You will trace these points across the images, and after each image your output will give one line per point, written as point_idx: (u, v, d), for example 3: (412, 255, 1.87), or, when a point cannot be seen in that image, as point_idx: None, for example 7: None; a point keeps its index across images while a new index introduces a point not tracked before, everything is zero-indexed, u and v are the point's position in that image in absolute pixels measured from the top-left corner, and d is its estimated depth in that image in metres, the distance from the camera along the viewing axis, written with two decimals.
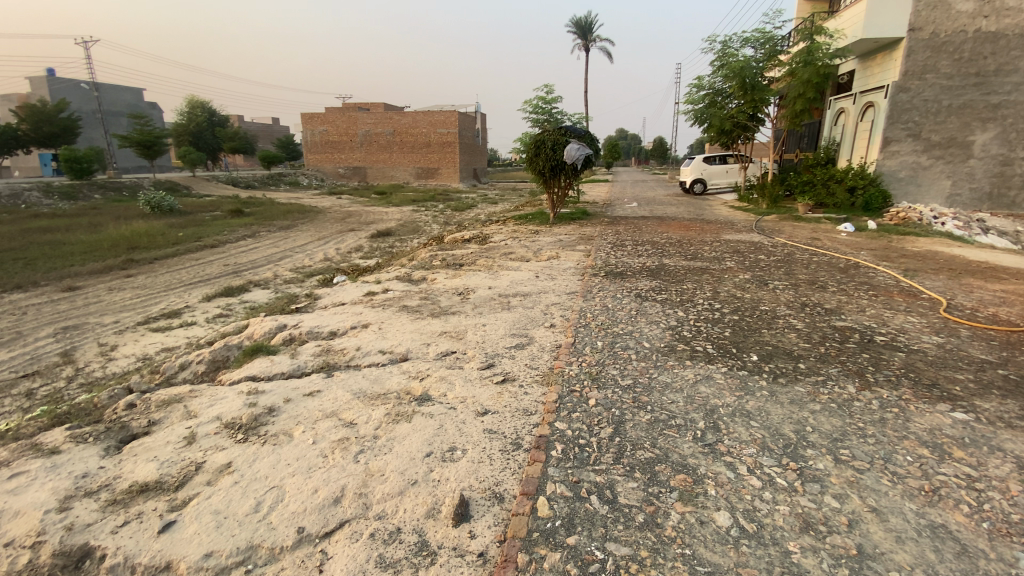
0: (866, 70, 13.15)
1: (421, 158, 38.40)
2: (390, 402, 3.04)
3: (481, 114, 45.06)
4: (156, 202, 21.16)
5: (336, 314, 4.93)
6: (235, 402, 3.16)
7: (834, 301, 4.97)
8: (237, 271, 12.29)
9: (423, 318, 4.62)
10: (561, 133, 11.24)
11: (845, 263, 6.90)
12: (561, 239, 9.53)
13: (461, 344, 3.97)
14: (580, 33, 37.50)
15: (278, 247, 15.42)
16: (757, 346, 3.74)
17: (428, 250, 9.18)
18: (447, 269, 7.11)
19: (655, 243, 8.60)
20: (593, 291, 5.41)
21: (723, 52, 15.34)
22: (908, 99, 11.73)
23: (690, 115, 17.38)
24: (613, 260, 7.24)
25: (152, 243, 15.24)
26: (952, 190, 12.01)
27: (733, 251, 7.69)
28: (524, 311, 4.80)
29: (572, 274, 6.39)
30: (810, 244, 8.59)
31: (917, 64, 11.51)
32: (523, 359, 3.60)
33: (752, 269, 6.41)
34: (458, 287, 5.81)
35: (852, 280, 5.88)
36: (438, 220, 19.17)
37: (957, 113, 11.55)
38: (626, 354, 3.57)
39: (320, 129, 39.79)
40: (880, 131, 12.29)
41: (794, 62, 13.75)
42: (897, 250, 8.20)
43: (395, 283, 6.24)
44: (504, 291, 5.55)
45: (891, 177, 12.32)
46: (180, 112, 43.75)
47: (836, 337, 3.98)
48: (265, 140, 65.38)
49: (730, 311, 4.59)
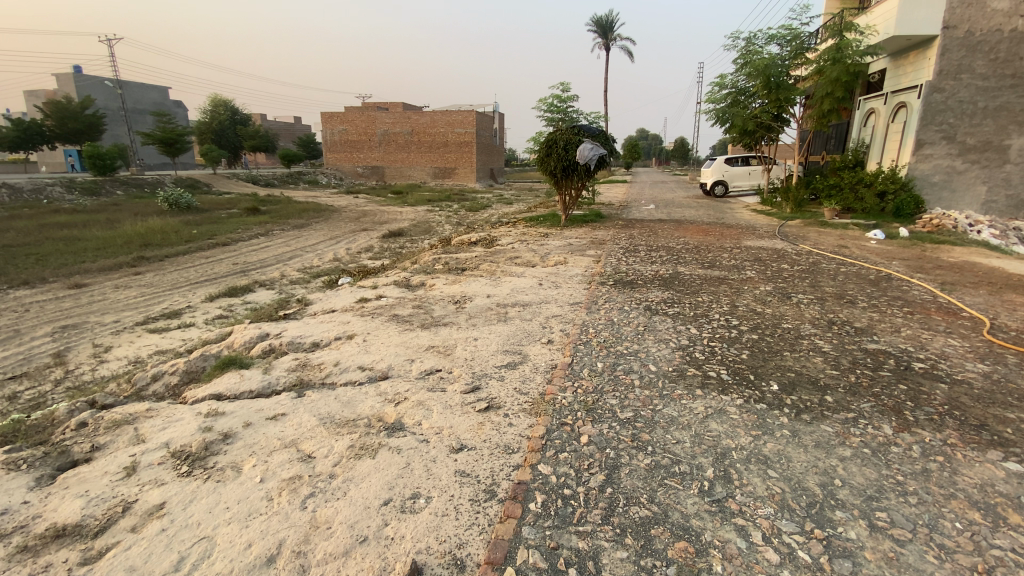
0: (899, 68, 12.46)
1: (438, 157, 38.24)
2: (355, 432, 2.70)
3: (499, 114, 44.72)
4: (174, 199, 21.35)
5: (323, 323, 4.63)
6: (189, 426, 2.88)
7: (862, 318, 4.50)
8: (244, 270, 12.18)
9: (412, 329, 4.30)
10: (573, 133, 10.86)
11: (876, 274, 6.38)
12: (571, 242, 9.14)
13: (446, 361, 3.63)
14: (600, 32, 36.92)
15: (289, 246, 15.30)
16: (779, 372, 3.31)
17: (433, 252, 8.88)
18: (448, 274, 6.80)
19: (669, 248, 8.15)
20: (599, 302, 5.02)
21: (746, 49, 14.77)
22: (943, 99, 11.04)
23: (711, 115, 16.80)
24: (624, 267, 6.84)
25: (165, 240, 15.29)
26: (989, 197, 11.28)
27: (753, 259, 7.22)
28: (521, 324, 4.44)
29: (579, 282, 6.01)
30: (837, 253, 8.05)
31: (952, 63, 10.83)
32: (512, 382, 3.24)
33: (774, 280, 5.94)
34: (455, 295, 5.47)
35: (883, 294, 5.38)
36: (451, 220, 18.91)
37: (993, 116, 10.85)
38: (628, 380, 3.19)
39: (339, 128, 39.91)
40: (912, 133, 11.60)
41: (821, 60, 13.10)
42: (932, 260, 7.63)
43: (391, 289, 5.94)
44: (503, 300, 5.20)
45: (924, 182, 11.62)
46: (203, 111, 44.44)
47: (866, 362, 3.53)
48: (286, 138, 66.18)
49: (748, 329, 4.16)
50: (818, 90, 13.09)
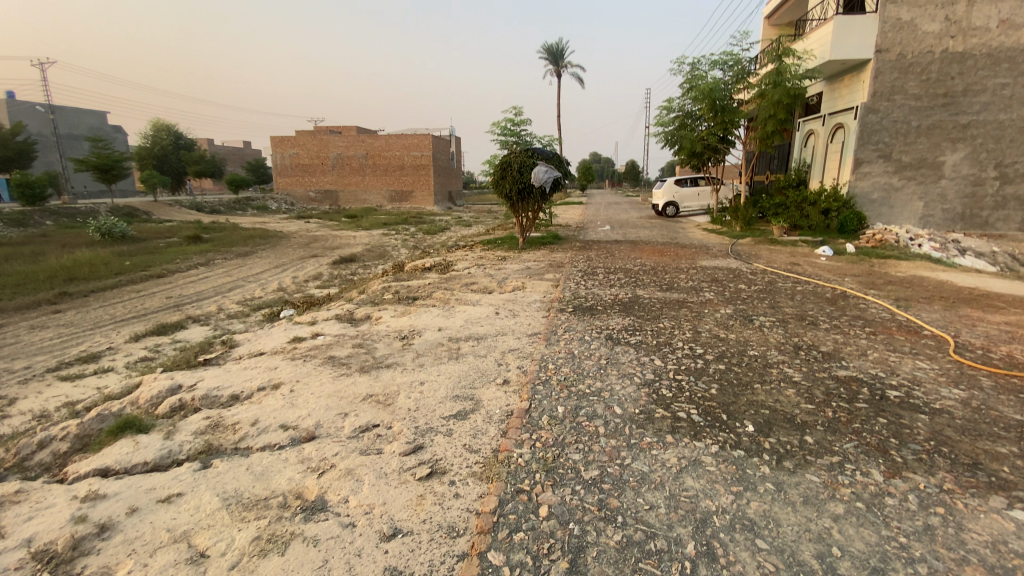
0: (834, 92, 13.10)
1: (394, 181, 37.66)
2: (265, 518, 2.20)
3: (455, 137, 44.73)
4: (106, 228, 19.83)
5: (247, 371, 4.07)
6: (58, 514, 2.27)
7: (828, 341, 4.35)
8: (179, 304, 11.22)
9: (348, 374, 3.81)
10: (528, 155, 10.70)
11: (832, 292, 6.37)
12: (529, 266, 8.84)
13: (386, 414, 3.17)
14: (552, 58, 37.76)
15: (231, 277, 14.34)
16: (752, 409, 3.05)
17: (383, 280, 8.37)
18: (398, 305, 6.33)
19: (628, 270, 7.97)
20: (558, 333, 4.68)
21: (692, 73, 15.22)
22: (878, 120, 11.59)
23: (661, 137, 17.13)
24: (583, 291, 6.56)
25: (92, 272, 14.01)
26: (924, 212, 11.84)
27: (712, 279, 7.11)
28: (473, 361, 4.02)
29: (536, 310, 5.66)
30: (790, 270, 8.09)
31: (885, 85, 11.42)
32: (461, 438, 2.82)
33: (735, 301, 5.79)
34: (402, 329, 5.00)
35: (843, 313, 5.30)
36: (406, 245, 18.40)
37: (926, 133, 11.43)
38: (591, 427, 2.82)
39: (290, 151, 38.74)
40: (851, 152, 12.11)
41: (762, 84, 13.59)
42: (881, 275, 7.77)
43: (332, 325, 5.40)
44: (455, 333, 4.77)
45: (864, 199, 12.11)
46: (144, 136, 42.40)
47: (840, 392, 3.32)
48: (233, 163, 63.90)
49: (715, 358, 3.90)
50: (761, 112, 13.53)
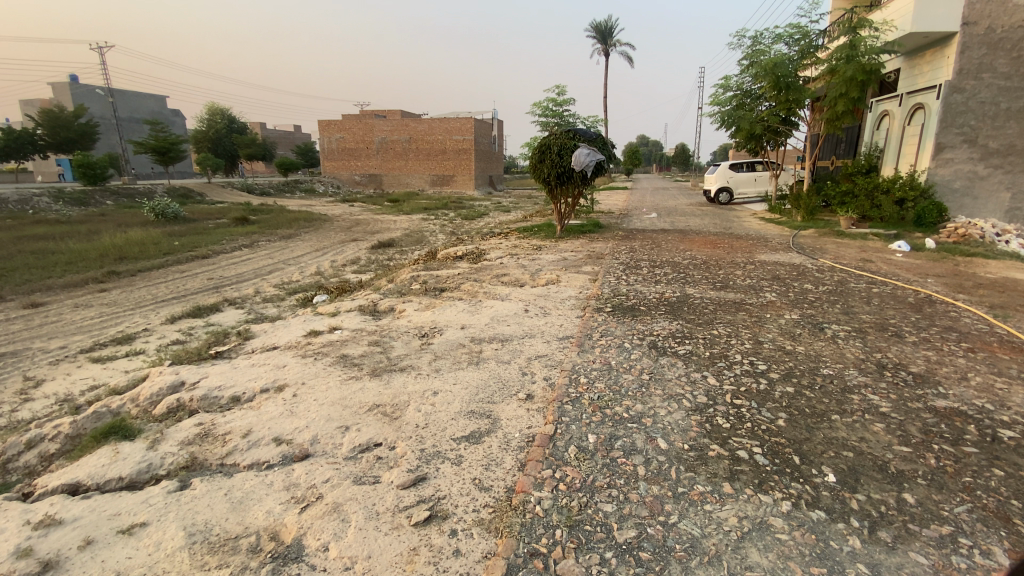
0: (915, 68, 11.73)
1: (436, 165, 37.51)
2: (227, 567, 1.84)
3: (498, 121, 44.10)
4: (160, 209, 20.56)
5: (254, 368, 3.80)
6: (3, 545, 2.03)
7: (917, 361, 3.63)
8: (218, 286, 11.35)
9: (356, 378, 3.44)
10: (569, 137, 10.08)
11: (916, 296, 5.51)
12: (566, 257, 8.30)
13: (390, 430, 2.76)
14: (600, 37, 36.31)
15: (272, 259, 14.48)
16: (828, 452, 2.47)
17: (413, 269, 8.03)
18: (424, 296, 5.97)
19: (676, 264, 7.30)
20: (593, 337, 4.16)
21: (753, 48, 14.06)
22: (964, 100, 10.25)
23: (716, 119, 15.98)
24: (624, 287, 5.99)
25: (142, 252, 14.49)
26: (1017, 203, 10.43)
27: (771, 277, 6.38)
28: (495, 368, 3.57)
29: (571, 308, 5.15)
30: (861, 268, 7.21)
31: (972, 62, 10.07)
32: (471, 468, 2.39)
33: (799, 305, 5.08)
34: (423, 325, 4.60)
35: (932, 324, 4.51)
36: (445, 230, 18.13)
37: (1018, 116, 10.03)
38: (629, 467, 2.33)
39: (336, 135, 39.31)
40: (931, 136, 10.80)
41: (832, 59, 12.25)
42: (970, 276, 6.78)
43: (352, 317, 5.09)
44: (479, 333, 4.33)
45: (945, 188, 10.80)
46: (200, 120, 44.08)
47: (942, 431, 2.66)
48: (285, 146, 65.69)
49: (779, 379, 3.31)
50: (830, 91, 12.23)
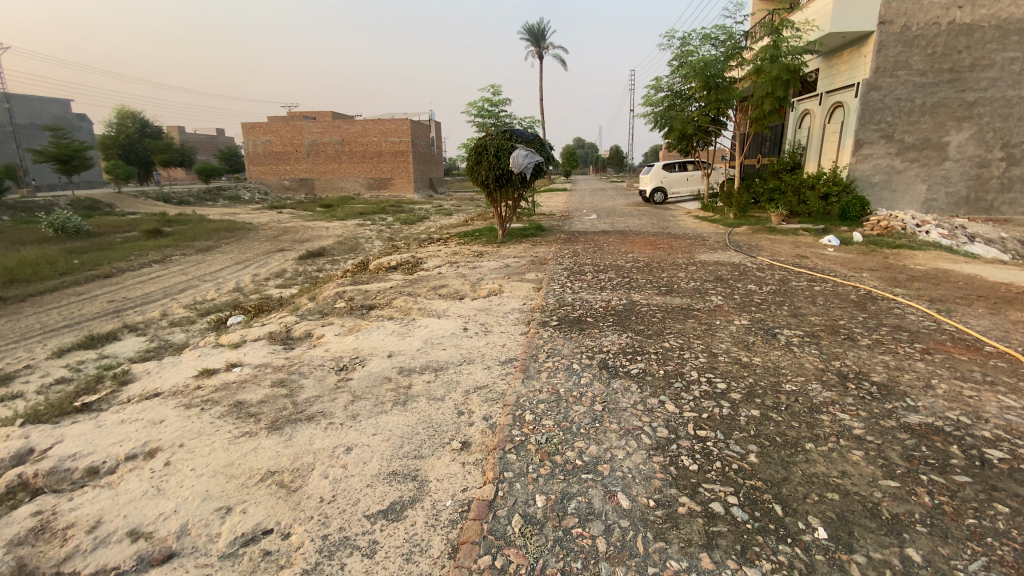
0: (832, 68, 12.27)
1: (372, 168, 36.12)
2: None
3: (435, 123, 43.23)
4: (56, 222, 18.23)
5: (122, 426, 3.03)
6: None
7: (878, 369, 3.44)
8: (119, 309, 9.97)
9: (250, 436, 2.78)
10: (505, 137, 9.66)
11: (857, 293, 5.48)
12: (508, 264, 7.84)
13: (286, 510, 2.18)
14: (533, 39, 36.37)
15: (186, 275, 13.06)
16: (815, 496, 2.13)
17: (341, 283, 7.28)
18: (350, 316, 5.30)
19: (620, 268, 7.00)
20: (539, 359, 3.68)
21: (682, 49, 14.22)
22: (880, 98, 10.77)
23: (649, 119, 16.09)
24: (569, 296, 5.59)
25: (30, 272, 12.64)
26: (928, 195, 11.08)
27: (716, 278, 6.23)
28: (425, 408, 3.02)
29: (513, 323, 4.66)
30: (799, 264, 7.23)
31: (888, 60, 10.57)
32: (390, 564, 1.84)
33: (747, 309, 4.86)
34: (344, 355, 3.96)
35: (880, 323, 4.40)
36: (381, 236, 17.22)
37: (930, 112, 10.64)
38: (586, 541, 1.87)
39: (262, 139, 36.91)
40: (851, 133, 11.29)
41: (757, 60, 12.57)
42: (900, 269, 6.95)
43: (260, 348, 4.36)
44: (409, 360, 3.75)
45: (865, 182, 11.31)
46: (106, 123, 40.18)
47: (924, 457, 2.41)
48: (205, 151, 61.26)
49: (742, 400, 2.96)
50: (757, 90, 12.53)
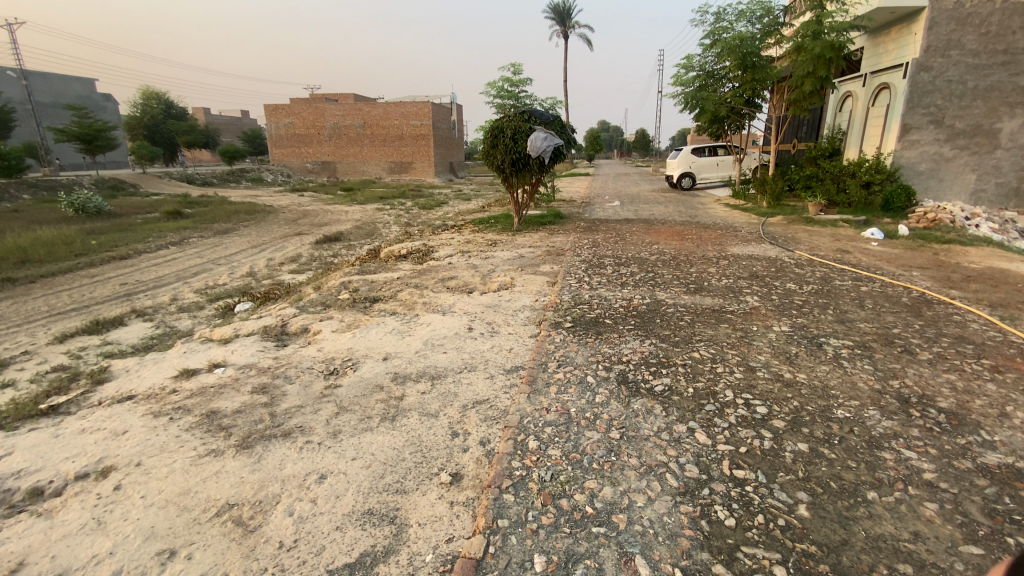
0: (879, 47, 11.34)
1: (392, 152, 35.80)
2: None
3: (457, 106, 42.59)
4: (81, 203, 18.42)
5: (81, 439, 2.76)
6: None
7: (944, 392, 2.92)
8: (131, 292, 9.90)
9: (215, 456, 2.47)
10: (523, 119, 9.14)
11: (909, 295, 4.91)
12: (523, 254, 7.40)
13: (237, 557, 1.84)
14: (558, 18, 35.29)
15: (201, 258, 12.98)
16: (882, 568, 1.68)
17: (348, 271, 6.98)
18: (352, 309, 4.97)
19: (643, 261, 6.51)
20: (549, 369, 3.27)
21: (715, 26, 13.37)
22: (930, 79, 9.89)
23: (679, 100, 15.27)
24: (586, 292, 5.16)
25: (51, 252, 12.74)
26: (978, 185, 10.18)
27: (749, 274, 5.71)
28: (415, 426, 2.64)
29: (524, 324, 4.25)
30: (839, 260, 6.61)
31: (940, 39, 9.67)
32: None
33: (787, 312, 4.35)
34: (335, 356, 3.61)
35: (939, 334, 3.85)
36: (399, 221, 16.91)
37: (984, 96, 9.73)
38: None
39: (285, 120, 36.79)
40: (897, 117, 10.43)
41: (797, 37, 11.70)
42: (954, 267, 6.29)
43: (250, 345, 4.06)
44: (405, 365, 3.38)
45: (909, 170, 10.47)
46: (134, 105, 40.72)
47: (1013, 514, 1.93)
48: (229, 133, 61.74)
49: (786, 430, 2.51)
50: (796, 70, 11.67)
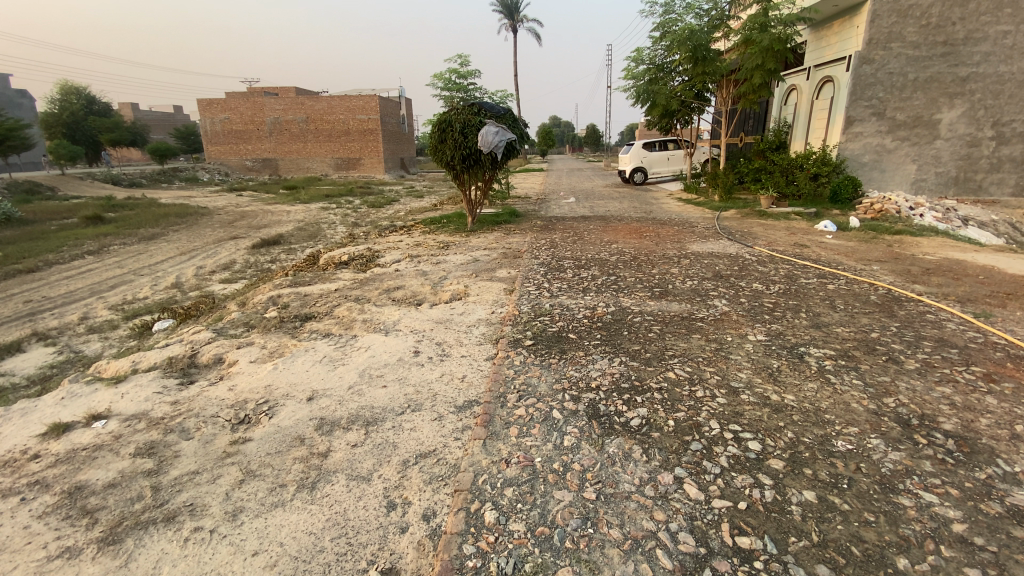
0: (822, 40, 11.49)
1: (339, 148, 34.29)
2: None
3: (405, 100, 41.37)
4: None
5: None
6: None
7: (944, 409, 2.65)
8: (35, 311, 8.69)
9: (66, 561, 1.85)
10: (472, 112, 8.60)
11: (877, 292, 4.76)
12: (476, 258, 6.88)
13: None
14: (507, 11, 34.69)
15: (122, 268, 11.69)
16: None
17: (282, 282, 6.25)
18: (280, 331, 4.32)
19: (604, 263, 6.14)
20: (507, 403, 2.77)
21: (664, 18, 13.22)
22: (872, 72, 10.06)
23: (631, 93, 15.11)
24: (546, 301, 4.71)
25: None
26: (918, 175, 10.46)
27: (715, 274, 5.44)
28: (341, 497, 2.09)
29: (478, 343, 3.74)
30: (800, 255, 6.47)
31: (881, 32, 9.84)
32: None
33: (759, 318, 4.05)
34: (250, 398, 2.99)
35: (919, 337, 3.64)
36: (346, 222, 15.97)
37: (923, 88, 9.97)
38: None
39: (220, 116, 34.47)
40: (841, 110, 10.59)
41: (745, 30, 11.68)
42: (911, 260, 6.27)
43: (149, 384, 3.36)
44: (334, 408, 2.81)
45: (854, 162, 10.67)
46: (49, 101, 37.15)
47: None
48: (160, 129, 57.69)
49: (786, 474, 2.13)
50: (745, 62, 11.68)
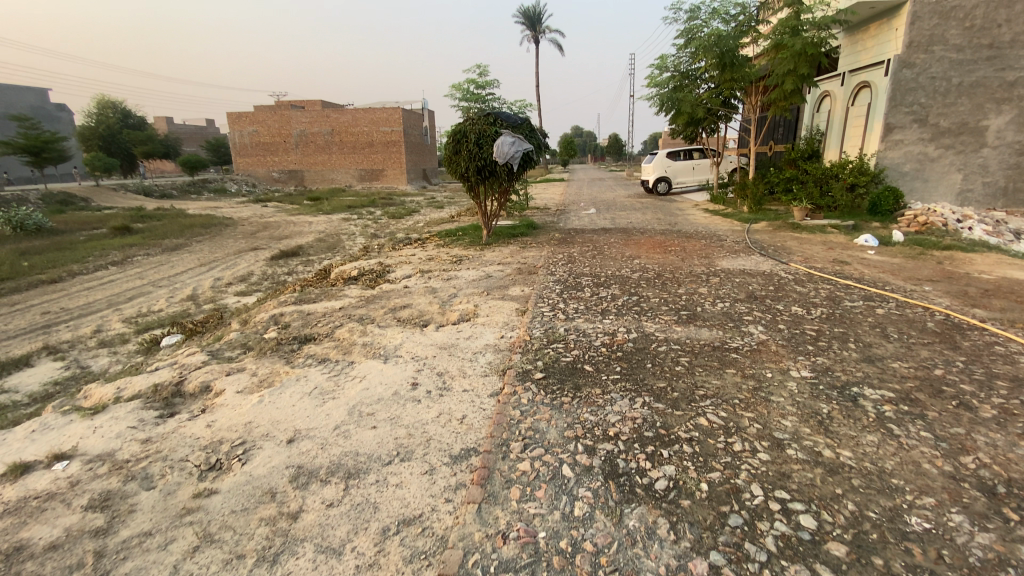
0: (858, 44, 10.91)
1: (362, 159, 34.63)
2: None
3: (428, 112, 41.66)
4: (18, 219, 16.81)
5: None
6: None
7: None
8: (50, 323, 8.67)
9: None
10: (489, 122, 8.32)
11: (933, 318, 4.24)
12: (490, 274, 6.54)
13: None
14: (529, 23, 34.73)
15: (142, 279, 11.73)
16: None
17: (288, 298, 6.01)
18: (275, 355, 4.03)
19: (625, 281, 5.73)
20: (510, 454, 2.40)
21: (690, 24, 12.79)
22: (913, 76, 9.44)
23: (655, 102, 14.69)
24: (560, 325, 4.33)
25: None
26: (964, 185, 9.75)
27: (746, 295, 4.97)
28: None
29: (483, 374, 3.38)
30: (841, 273, 5.95)
31: (923, 34, 9.24)
32: None
33: (801, 349, 3.59)
34: (224, 439, 2.68)
35: (991, 375, 3.14)
36: (365, 233, 15.87)
37: (968, 93, 9.31)
38: None
39: (248, 129, 35.14)
40: (880, 116, 9.98)
41: (775, 35, 11.17)
42: (966, 279, 5.69)
43: (124, 417, 3.09)
44: (313, 455, 2.47)
45: (894, 171, 10.01)
46: (87, 116, 38.53)
47: None
48: (192, 142, 59.39)
49: (852, 566, 1.70)
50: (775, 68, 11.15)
